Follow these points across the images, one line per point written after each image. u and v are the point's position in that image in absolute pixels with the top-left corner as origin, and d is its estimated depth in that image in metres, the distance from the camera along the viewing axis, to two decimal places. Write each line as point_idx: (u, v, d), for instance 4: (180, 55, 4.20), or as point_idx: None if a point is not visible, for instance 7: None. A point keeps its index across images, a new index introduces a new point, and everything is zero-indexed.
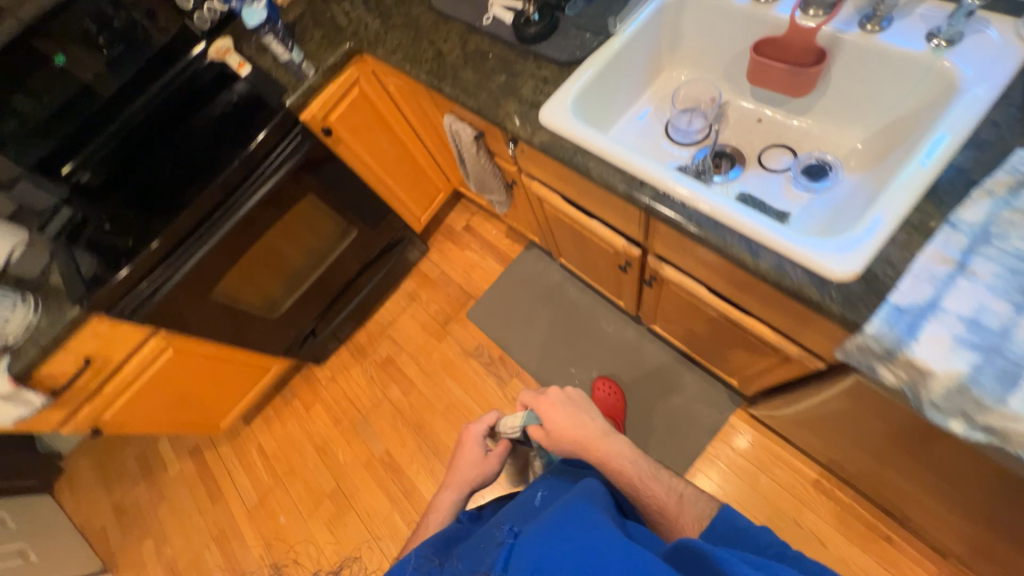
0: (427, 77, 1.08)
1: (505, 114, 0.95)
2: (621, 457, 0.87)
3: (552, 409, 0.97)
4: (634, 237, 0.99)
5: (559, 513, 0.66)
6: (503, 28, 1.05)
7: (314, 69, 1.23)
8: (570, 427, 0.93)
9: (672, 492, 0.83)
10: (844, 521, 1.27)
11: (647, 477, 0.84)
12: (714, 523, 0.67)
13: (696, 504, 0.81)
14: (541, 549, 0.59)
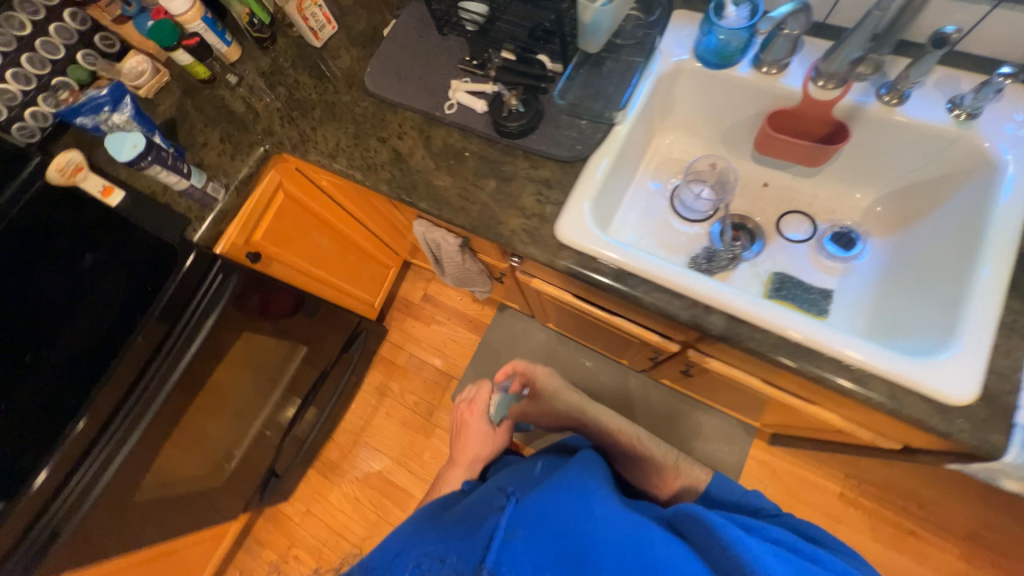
0: (390, 188, 0.86)
1: (511, 232, 0.78)
2: (610, 420, 0.95)
3: (545, 378, 1.09)
4: (672, 335, 0.89)
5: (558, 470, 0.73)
6: (473, 117, 0.86)
7: (224, 187, 0.93)
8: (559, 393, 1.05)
9: (669, 454, 0.88)
10: (875, 527, 1.34)
11: (639, 439, 0.90)
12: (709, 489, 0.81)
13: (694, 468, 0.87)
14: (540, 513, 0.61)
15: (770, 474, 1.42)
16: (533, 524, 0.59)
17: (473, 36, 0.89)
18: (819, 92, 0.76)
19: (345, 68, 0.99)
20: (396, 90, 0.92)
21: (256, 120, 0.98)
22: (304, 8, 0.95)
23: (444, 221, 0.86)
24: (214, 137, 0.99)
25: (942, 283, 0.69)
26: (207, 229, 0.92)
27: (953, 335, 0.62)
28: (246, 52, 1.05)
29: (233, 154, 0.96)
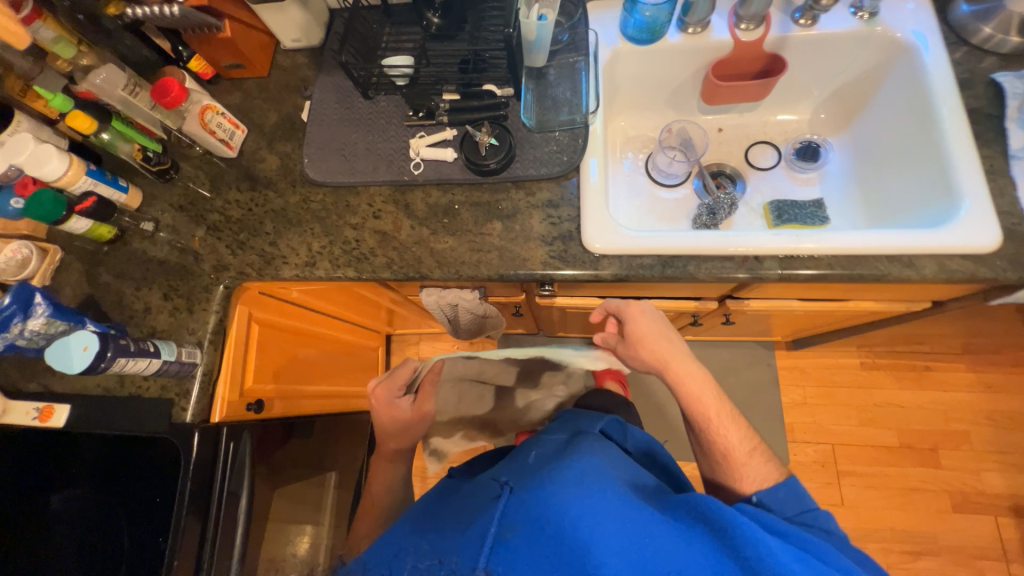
0: (393, 272, 0.78)
1: (543, 264, 0.75)
2: (701, 383, 0.71)
3: (640, 319, 0.75)
4: (710, 295, 0.91)
5: (563, 458, 0.65)
6: (446, 168, 0.81)
7: (198, 348, 0.79)
8: (654, 335, 0.74)
9: (746, 441, 0.69)
10: (897, 377, 1.50)
11: (725, 418, 0.70)
12: (777, 491, 0.64)
13: (766, 462, 0.68)
14: (539, 507, 0.56)
15: (802, 375, 1.53)
16: (530, 518, 0.55)
17: (408, 89, 0.84)
18: (745, 35, 0.82)
19: (277, 168, 0.88)
20: (349, 171, 0.84)
21: (199, 260, 0.84)
22: (208, 121, 0.82)
23: (462, 281, 0.80)
24: (156, 297, 0.83)
25: (917, 155, 0.77)
26: (198, 402, 0.77)
27: (957, 194, 0.70)
28: (148, 192, 0.90)
29: (190, 307, 0.82)
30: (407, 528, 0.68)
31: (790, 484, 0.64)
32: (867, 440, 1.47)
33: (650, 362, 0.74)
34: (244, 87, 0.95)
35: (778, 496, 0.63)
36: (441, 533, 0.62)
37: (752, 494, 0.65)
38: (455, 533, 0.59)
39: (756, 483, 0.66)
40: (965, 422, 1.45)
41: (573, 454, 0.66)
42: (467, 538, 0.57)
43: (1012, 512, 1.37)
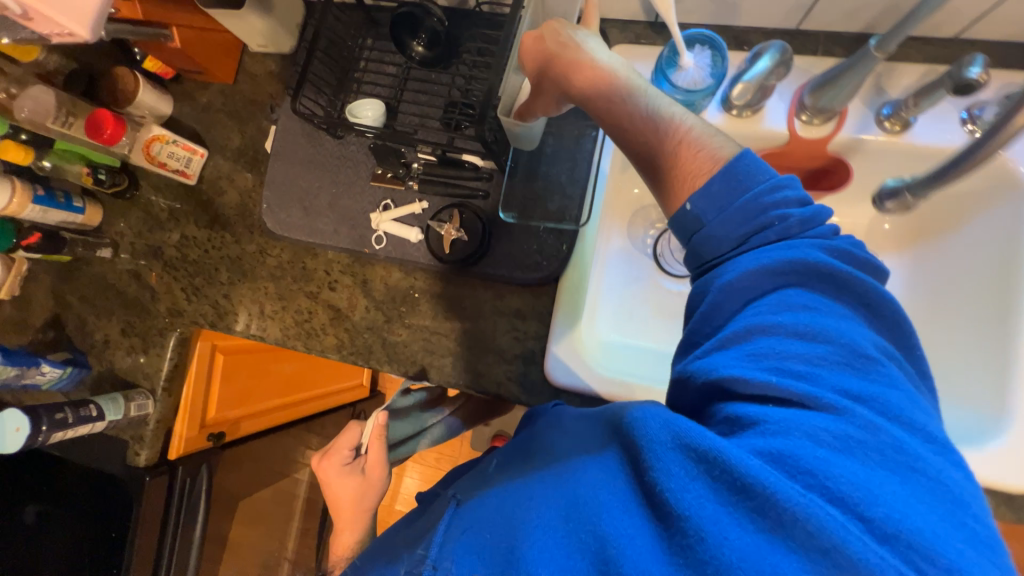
0: (342, 355, 0.73)
1: (497, 385, 0.67)
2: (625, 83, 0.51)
3: (539, 46, 0.54)
4: None
5: (522, 455, 0.52)
6: (410, 247, 0.71)
7: (152, 394, 0.79)
8: (552, 52, 0.54)
9: (675, 130, 0.48)
10: None
11: (693, 144, 0.48)
12: (716, 181, 0.45)
13: (713, 136, 0.47)
14: (492, 511, 0.44)
15: None
16: (464, 526, 0.44)
17: (375, 141, 0.70)
18: (805, 129, 0.62)
19: (237, 206, 0.80)
20: (308, 228, 0.75)
21: (155, 299, 0.81)
22: (155, 153, 0.75)
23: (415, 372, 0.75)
24: (114, 330, 0.82)
25: (981, 329, 0.62)
26: (152, 448, 0.79)
27: (1006, 407, 0.57)
28: (109, 208, 0.83)
29: (146, 348, 0.80)
30: (392, 532, 0.61)
31: (738, 162, 0.46)
32: None
33: (589, 98, 0.52)
34: (208, 94, 0.83)
35: (715, 188, 0.45)
36: (416, 534, 0.54)
37: (684, 202, 0.47)
38: (422, 533, 0.51)
39: (691, 182, 0.47)
40: None
41: (534, 440, 0.54)
42: (420, 544, 0.48)
43: None
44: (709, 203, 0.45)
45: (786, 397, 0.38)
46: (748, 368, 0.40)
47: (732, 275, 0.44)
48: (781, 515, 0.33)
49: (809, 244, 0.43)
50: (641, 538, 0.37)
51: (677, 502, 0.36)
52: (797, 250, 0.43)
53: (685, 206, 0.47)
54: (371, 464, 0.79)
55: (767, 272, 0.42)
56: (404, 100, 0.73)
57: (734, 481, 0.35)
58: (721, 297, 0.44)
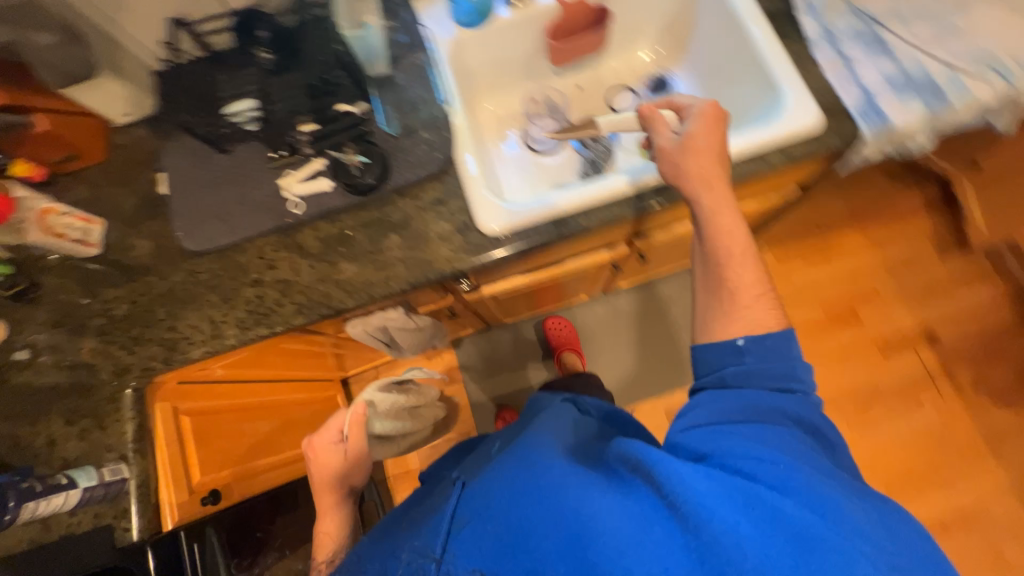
0: (307, 316, 0.77)
1: (448, 260, 0.76)
2: (734, 230, 0.66)
3: (708, 128, 0.69)
4: (618, 239, 0.95)
5: (517, 443, 0.59)
6: (327, 197, 0.80)
7: (125, 460, 0.73)
8: (702, 134, 0.68)
9: (756, 285, 0.64)
10: (826, 259, 1.63)
11: (743, 251, 0.65)
12: (772, 340, 0.60)
13: (767, 306, 0.63)
14: (507, 501, 0.50)
15: None
16: (470, 524, 0.51)
17: (262, 131, 0.82)
18: None
19: (150, 251, 0.82)
20: (228, 230, 0.81)
21: (96, 370, 0.78)
22: (53, 226, 0.76)
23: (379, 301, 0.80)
24: (58, 427, 0.75)
25: (741, 62, 0.86)
26: (142, 517, 0.72)
27: (778, 89, 0.78)
28: (14, 316, 0.81)
29: (101, 423, 0.75)
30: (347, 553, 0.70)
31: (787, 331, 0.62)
32: (812, 323, 1.60)
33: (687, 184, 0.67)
34: (87, 177, 0.88)
35: (765, 345, 0.60)
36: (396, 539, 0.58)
37: (739, 337, 0.61)
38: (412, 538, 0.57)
39: (748, 327, 0.62)
40: (874, 279, 1.61)
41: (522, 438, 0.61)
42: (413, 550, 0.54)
43: (927, 340, 1.54)
44: (751, 352, 0.60)
45: (771, 447, 0.50)
46: (768, 449, 0.49)
47: (743, 393, 0.57)
48: (801, 545, 0.41)
49: (801, 382, 0.60)
50: (655, 532, 0.44)
51: (688, 501, 0.45)
52: (781, 384, 0.58)
53: (737, 341, 0.61)
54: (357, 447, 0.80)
55: (783, 411, 0.55)
56: (272, 97, 0.85)
57: (736, 497, 0.45)
58: (751, 404, 0.56)
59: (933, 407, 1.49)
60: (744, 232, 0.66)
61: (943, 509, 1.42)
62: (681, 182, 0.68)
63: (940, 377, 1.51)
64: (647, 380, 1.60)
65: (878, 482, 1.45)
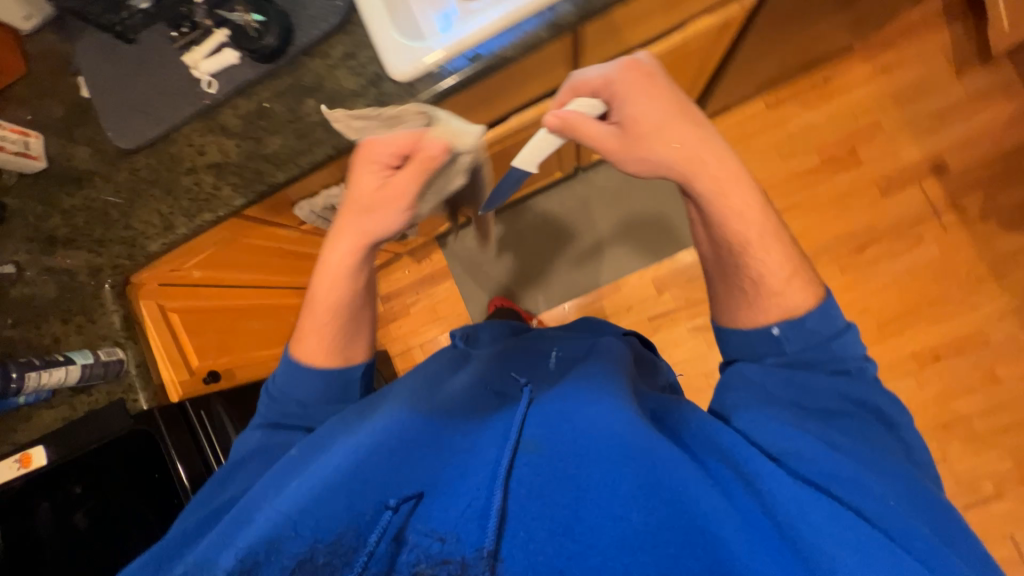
0: (245, 195, 0.78)
1: (366, 116, 0.74)
2: (752, 212, 0.66)
3: (642, 108, 0.66)
4: (557, 82, 0.89)
5: (593, 390, 0.62)
6: (237, 69, 0.77)
7: (116, 345, 0.82)
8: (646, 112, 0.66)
9: (789, 264, 0.65)
10: (822, 98, 1.49)
11: (773, 242, 0.66)
12: (809, 315, 0.63)
13: (802, 286, 0.65)
14: (585, 465, 0.51)
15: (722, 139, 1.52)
16: (537, 480, 0.51)
17: (157, 7, 0.77)
18: None
19: (89, 156, 0.84)
20: (152, 121, 0.80)
21: (74, 272, 0.84)
22: None
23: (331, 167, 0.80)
24: (57, 326, 0.83)
25: None
26: (148, 389, 0.83)
27: None
28: None
29: (91, 319, 0.83)
30: (309, 380, 0.74)
31: (821, 305, 0.64)
32: (806, 172, 1.50)
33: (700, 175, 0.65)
34: (13, 94, 0.87)
35: (803, 327, 0.63)
36: (394, 484, 0.53)
37: (772, 325, 0.64)
38: (425, 490, 0.54)
39: (781, 316, 0.65)
40: (875, 113, 1.47)
41: (585, 387, 0.63)
42: (426, 528, 0.49)
43: (934, 172, 1.44)
44: (788, 339, 0.64)
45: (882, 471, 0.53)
46: (864, 458, 0.54)
47: (802, 378, 0.61)
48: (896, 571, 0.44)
49: (858, 359, 0.64)
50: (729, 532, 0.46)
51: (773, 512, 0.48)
52: (827, 363, 0.62)
53: (772, 330, 0.64)
54: (394, 185, 0.69)
55: (842, 395, 0.60)
56: None
57: (826, 504, 0.48)
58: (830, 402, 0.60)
59: (934, 241, 1.43)
60: (758, 209, 0.66)
61: (939, 340, 1.42)
62: (660, 173, 0.67)
63: (945, 209, 1.43)
64: (631, 254, 1.58)
65: (871, 321, 1.45)
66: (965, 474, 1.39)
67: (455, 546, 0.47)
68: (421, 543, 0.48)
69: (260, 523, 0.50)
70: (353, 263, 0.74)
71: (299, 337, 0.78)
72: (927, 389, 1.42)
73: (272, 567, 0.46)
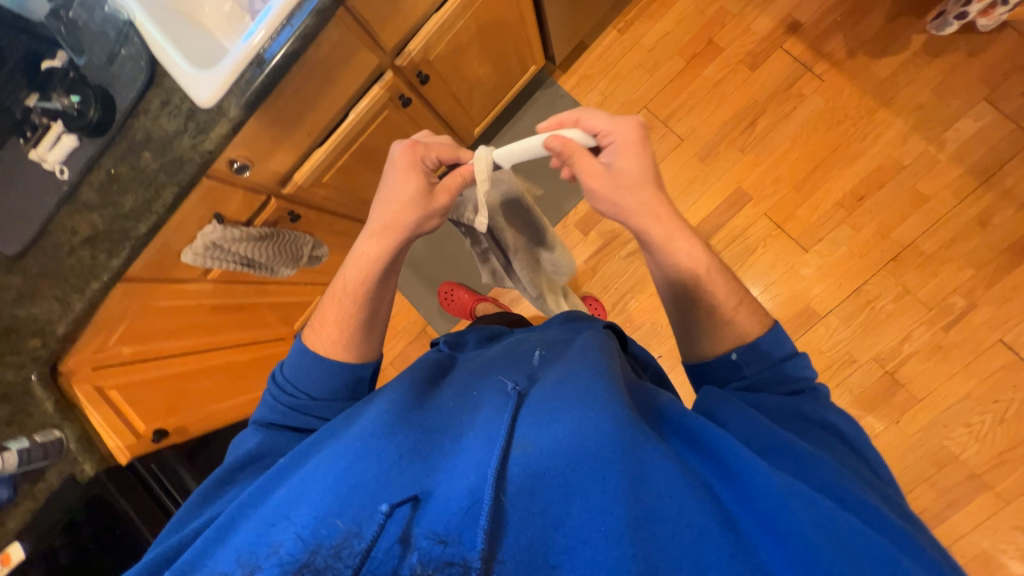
0: (119, 255, 0.86)
1: (194, 149, 0.81)
2: (694, 252, 0.67)
3: (631, 156, 0.69)
4: (370, 66, 0.97)
5: (587, 368, 0.56)
6: (79, 149, 0.85)
7: (54, 428, 0.90)
8: (632, 164, 0.68)
9: (734, 294, 0.66)
10: (664, 7, 1.56)
11: (715, 271, 0.67)
12: (762, 339, 0.62)
13: (751, 316, 0.66)
14: (574, 455, 0.46)
15: (589, 76, 1.59)
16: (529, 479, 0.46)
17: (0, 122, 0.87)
18: None
19: None
20: (23, 219, 0.87)
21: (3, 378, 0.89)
22: None
23: (194, 196, 0.86)
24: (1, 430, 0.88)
25: None
26: (93, 458, 0.91)
27: None
28: None
29: (26, 413, 0.90)
30: (326, 377, 0.72)
31: (774, 331, 0.63)
32: (675, 76, 1.55)
33: (658, 221, 0.67)
34: None
35: (757, 349, 0.62)
36: (393, 486, 0.48)
37: (732, 352, 0.63)
38: (422, 492, 0.49)
39: (737, 341, 0.64)
40: (716, 1, 1.53)
41: (580, 367, 0.56)
42: (422, 530, 0.45)
43: (790, 32, 1.48)
44: (747, 362, 0.62)
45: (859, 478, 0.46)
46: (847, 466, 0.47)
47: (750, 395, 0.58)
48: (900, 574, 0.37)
49: (806, 380, 0.60)
50: (716, 528, 0.40)
51: (759, 505, 0.41)
52: (787, 386, 0.59)
53: (732, 356, 0.62)
54: (437, 190, 0.76)
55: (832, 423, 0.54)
56: None
57: (821, 504, 0.40)
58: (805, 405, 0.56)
59: (815, 93, 1.46)
60: (702, 250, 0.67)
61: (855, 182, 1.42)
62: (622, 215, 0.68)
63: (813, 61, 1.46)
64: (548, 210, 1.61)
65: (787, 188, 1.46)
66: (932, 298, 1.37)
67: (457, 548, 0.43)
68: (422, 546, 0.43)
69: (252, 532, 0.48)
70: (382, 258, 0.76)
71: (316, 326, 0.77)
72: (863, 231, 1.41)
73: (270, 569, 0.44)
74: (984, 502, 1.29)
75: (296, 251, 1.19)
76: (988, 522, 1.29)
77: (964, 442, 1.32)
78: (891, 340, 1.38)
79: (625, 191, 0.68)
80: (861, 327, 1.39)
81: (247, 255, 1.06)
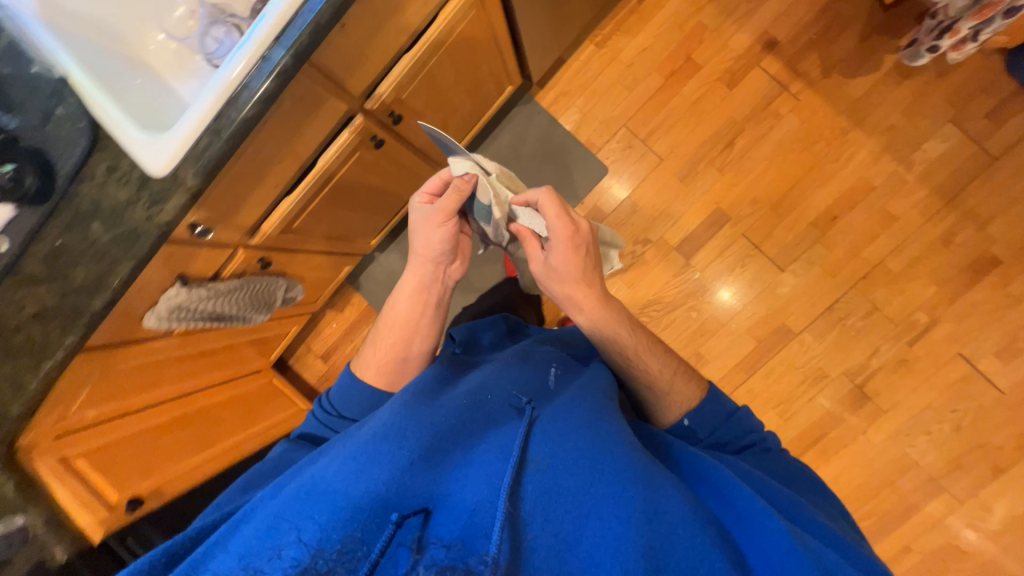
0: (74, 333, 0.79)
1: (148, 221, 0.75)
2: (629, 328, 0.78)
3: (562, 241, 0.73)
4: (338, 113, 0.91)
5: (601, 408, 0.60)
6: (17, 220, 0.78)
7: (18, 514, 0.85)
8: (562, 254, 0.73)
9: (668, 367, 0.77)
10: (641, 22, 1.51)
11: (648, 347, 0.78)
12: (702, 403, 0.74)
13: (687, 383, 0.76)
14: (593, 478, 0.48)
15: (566, 92, 1.54)
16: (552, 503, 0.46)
17: None
18: None
19: None
20: None
21: None
22: None
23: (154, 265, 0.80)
24: None
25: None
26: (63, 539, 0.88)
27: None
28: None
29: None
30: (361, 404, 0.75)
31: (710, 396, 0.75)
32: (654, 94, 1.52)
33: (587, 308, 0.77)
34: None
35: (703, 413, 0.73)
36: (405, 491, 0.46)
37: (682, 418, 0.74)
38: (433, 502, 0.47)
39: (687, 408, 0.74)
40: (694, 16, 1.50)
41: (593, 405, 0.60)
42: (435, 536, 0.44)
43: (767, 49, 1.47)
44: (697, 426, 0.73)
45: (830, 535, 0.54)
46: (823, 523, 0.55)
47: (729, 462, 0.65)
48: None
49: (753, 433, 0.74)
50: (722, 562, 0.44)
51: (760, 541, 0.46)
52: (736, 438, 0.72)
53: (683, 422, 0.73)
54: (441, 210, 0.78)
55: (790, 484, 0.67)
56: None
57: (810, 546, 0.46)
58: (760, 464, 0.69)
59: (791, 113, 1.46)
60: (629, 327, 0.78)
61: (829, 202, 1.45)
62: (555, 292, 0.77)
63: (789, 80, 1.46)
64: None
65: (764, 208, 1.48)
66: (899, 314, 1.42)
67: (460, 553, 0.42)
68: (432, 551, 0.42)
69: (245, 533, 0.43)
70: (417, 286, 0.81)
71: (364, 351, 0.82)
72: (836, 250, 1.45)
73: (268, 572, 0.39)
74: (942, 503, 1.39)
75: (268, 297, 1.16)
76: (945, 521, 1.39)
77: (924, 449, 1.40)
78: (860, 355, 1.43)
79: (561, 276, 0.75)
80: (833, 343, 1.45)
81: (213, 309, 1.02)
